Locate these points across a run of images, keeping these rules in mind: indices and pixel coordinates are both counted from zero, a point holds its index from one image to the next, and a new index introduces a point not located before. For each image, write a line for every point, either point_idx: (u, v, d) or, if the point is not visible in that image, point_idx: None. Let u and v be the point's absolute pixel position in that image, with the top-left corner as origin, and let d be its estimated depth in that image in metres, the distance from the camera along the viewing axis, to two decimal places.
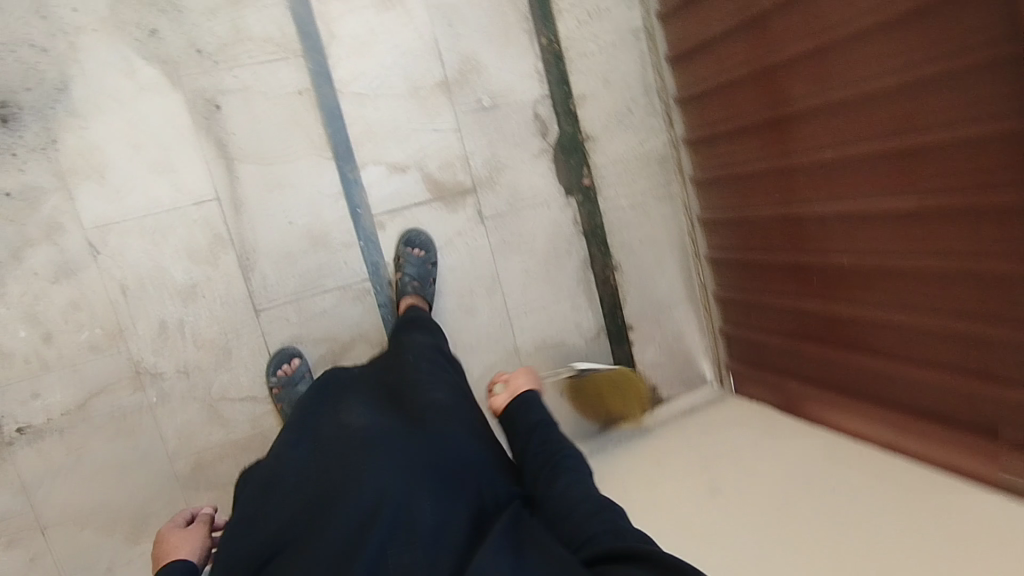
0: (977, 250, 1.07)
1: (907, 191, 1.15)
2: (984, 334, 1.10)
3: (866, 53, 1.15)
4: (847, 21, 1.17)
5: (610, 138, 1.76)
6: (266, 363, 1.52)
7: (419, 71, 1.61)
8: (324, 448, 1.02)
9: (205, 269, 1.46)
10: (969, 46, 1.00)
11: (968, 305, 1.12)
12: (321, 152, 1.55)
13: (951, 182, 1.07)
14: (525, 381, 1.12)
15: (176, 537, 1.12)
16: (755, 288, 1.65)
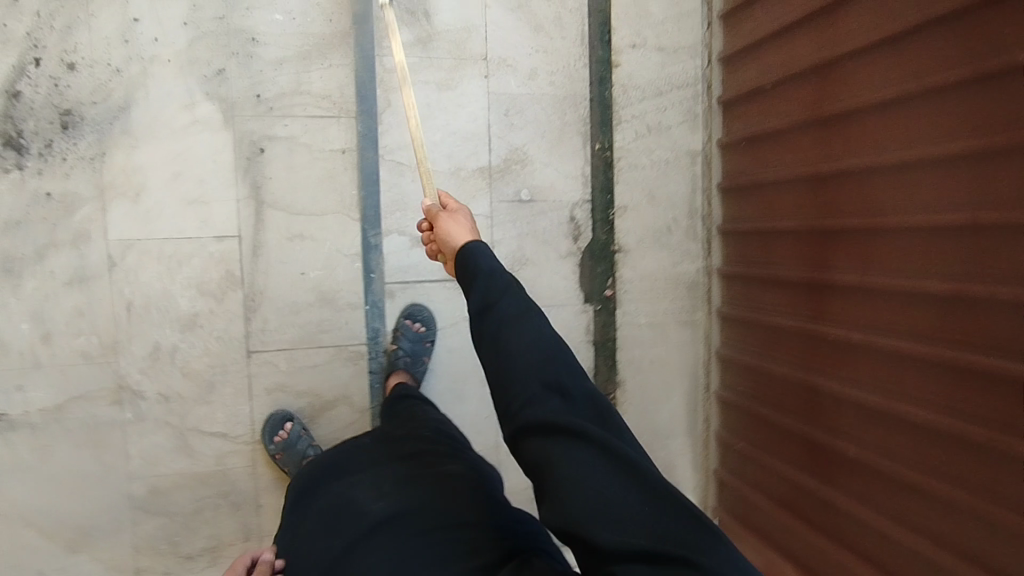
0: (989, 489, 1.11)
1: (944, 407, 1.19)
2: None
3: (918, 254, 1.22)
4: (905, 213, 1.24)
5: (642, 255, 1.80)
6: (262, 428, 1.52)
7: (464, 155, 1.65)
8: (321, 561, 0.93)
9: (209, 301, 1.49)
10: (1018, 281, 1.05)
11: (957, 542, 1.18)
12: (349, 213, 1.57)
13: (975, 412, 1.13)
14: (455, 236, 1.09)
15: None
16: (757, 442, 1.70)
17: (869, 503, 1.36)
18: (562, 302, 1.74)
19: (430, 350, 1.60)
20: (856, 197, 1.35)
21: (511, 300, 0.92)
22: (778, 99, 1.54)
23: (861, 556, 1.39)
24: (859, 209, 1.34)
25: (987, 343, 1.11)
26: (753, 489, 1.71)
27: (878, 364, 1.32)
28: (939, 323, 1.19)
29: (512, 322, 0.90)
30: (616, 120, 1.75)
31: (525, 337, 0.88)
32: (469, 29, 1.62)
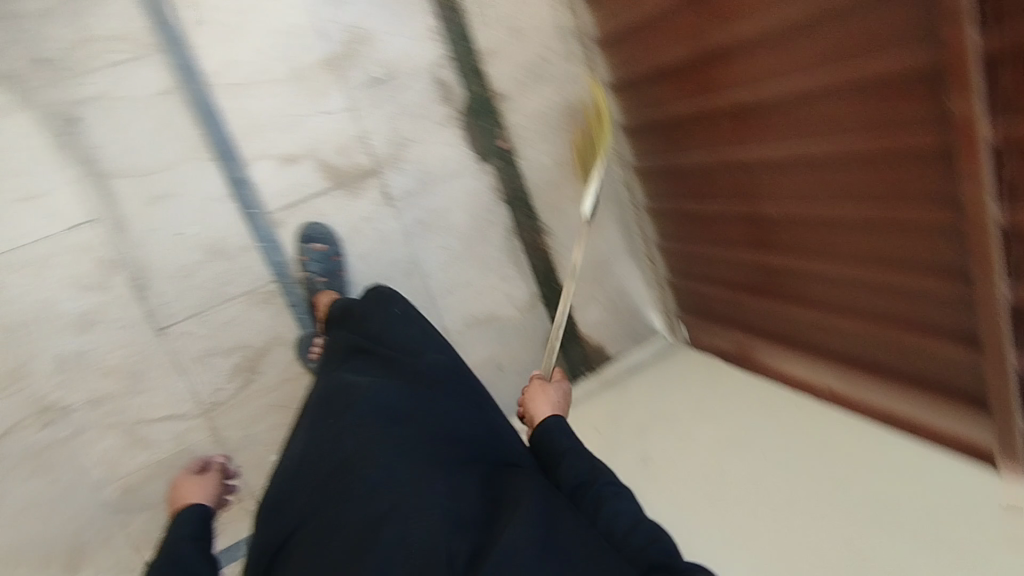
0: (905, 195, 1.06)
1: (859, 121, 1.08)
2: (913, 287, 1.11)
3: None
4: None
5: (525, 94, 1.68)
6: (296, 350, 1.56)
7: (298, 50, 1.47)
8: (320, 438, 1.03)
9: (95, 295, 1.39)
10: None
11: (889, 259, 1.14)
12: (199, 154, 1.43)
13: (889, 114, 1.03)
14: (546, 408, 1.14)
15: (197, 483, 1.27)
16: (697, 237, 1.65)
17: (810, 250, 1.30)
18: (459, 170, 1.64)
19: (343, 263, 1.54)
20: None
21: (607, 475, 1.01)
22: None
23: (814, 305, 1.36)
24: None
25: (886, 34, 0.98)
26: (706, 280, 1.70)
27: (787, 102, 1.20)
28: (835, 30, 1.05)
29: (613, 497, 0.97)
30: None
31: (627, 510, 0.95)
32: None
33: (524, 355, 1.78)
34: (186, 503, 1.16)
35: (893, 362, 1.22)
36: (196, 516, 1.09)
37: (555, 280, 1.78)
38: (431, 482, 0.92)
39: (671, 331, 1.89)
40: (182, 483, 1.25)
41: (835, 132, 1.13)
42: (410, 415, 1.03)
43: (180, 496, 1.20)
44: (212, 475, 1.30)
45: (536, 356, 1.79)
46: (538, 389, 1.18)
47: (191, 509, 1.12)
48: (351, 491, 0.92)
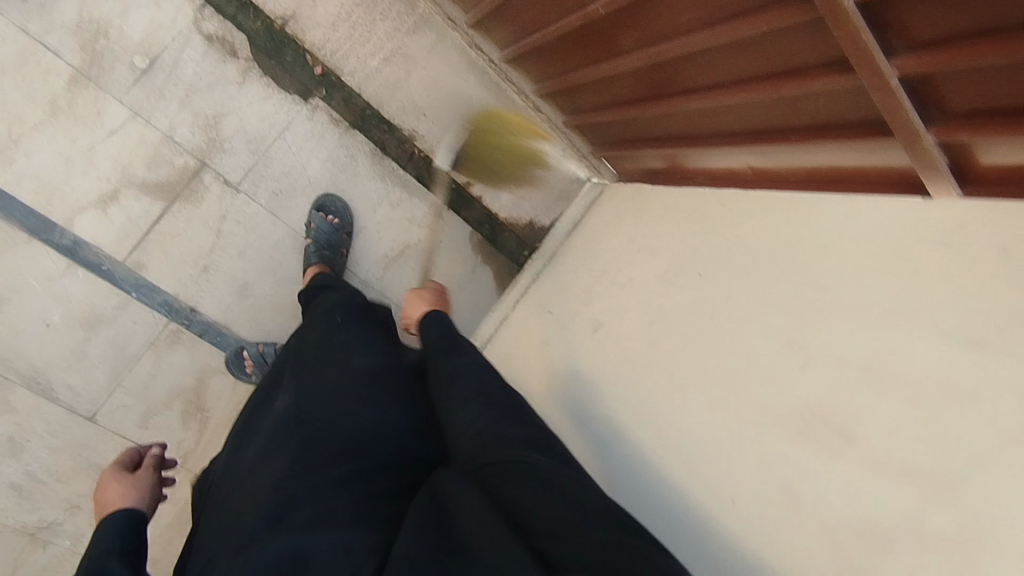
0: None
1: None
2: (773, 27, 0.89)
3: None
4: None
5: (311, 2, 1.44)
6: (230, 371, 1.49)
7: (39, 82, 1.27)
8: (239, 465, 0.95)
9: (7, 419, 1.35)
10: None
11: (740, 5, 0.93)
12: (13, 240, 1.30)
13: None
14: (421, 306, 1.16)
15: (120, 486, 1.00)
16: (564, 67, 1.44)
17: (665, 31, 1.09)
18: (287, 120, 1.46)
19: (348, 243, 1.51)
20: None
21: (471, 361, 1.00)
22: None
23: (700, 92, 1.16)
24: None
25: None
26: (596, 109, 1.50)
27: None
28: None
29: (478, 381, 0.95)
30: None
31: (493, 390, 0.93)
32: None
33: (456, 268, 1.68)
34: (117, 508, 0.94)
35: (795, 119, 1.04)
36: (125, 524, 0.91)
37: (449, 180, 1.64)
38: (332, 496, 0.83)
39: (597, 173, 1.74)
40: (101, 486, 0.99)
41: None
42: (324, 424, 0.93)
43: (107, 499, 0.97)
44: (143, 471, 1.04)
45: (469, 262, 1.69)
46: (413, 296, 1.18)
47: (116, 514, 0.92)
48: (248, 515, 0.83)
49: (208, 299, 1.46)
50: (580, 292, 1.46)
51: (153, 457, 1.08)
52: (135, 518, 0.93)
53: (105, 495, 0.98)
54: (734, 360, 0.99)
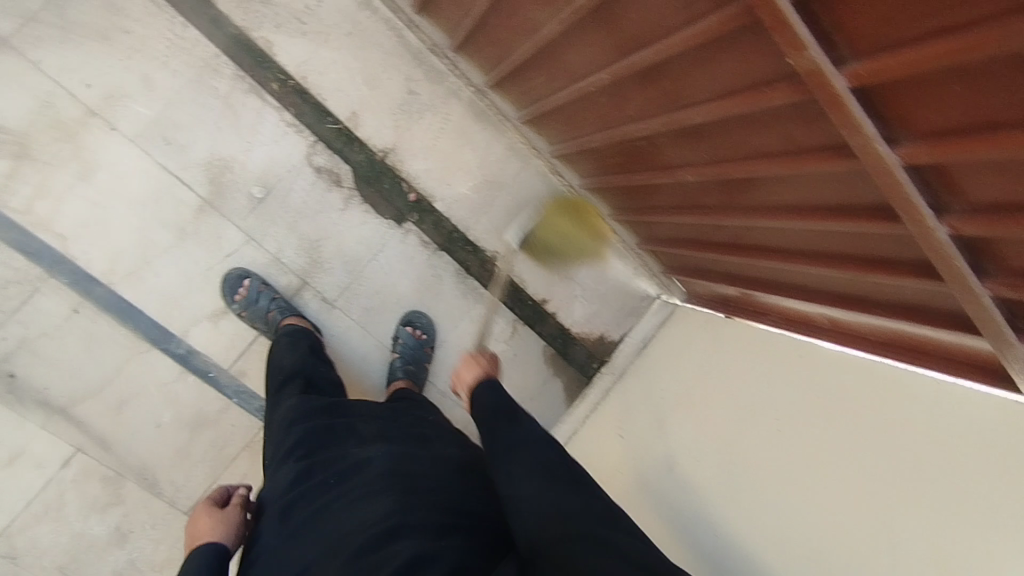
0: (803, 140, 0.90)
1: (726, 80, 0.93)
2: (856, 229, 0.95)
3: None
4: None
5: (410, 137, 1.57)
6: None
7: (172, 211, 1.43)
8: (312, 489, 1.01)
9: (116, 510, 1.47)
10: None
11: (823, 201, 0.99)
12: (137, 349, 1.44)
13: (745, 70, 0.88)
14: (472, 373, 1.19)
15: (210, 519, 1.07)
16: (643, 204, 1.51)
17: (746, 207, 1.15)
18: (382, 242, 1.58)
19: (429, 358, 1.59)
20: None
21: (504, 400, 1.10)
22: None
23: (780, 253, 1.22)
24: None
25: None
26: (673, 243, 1.56)
27: (655, 72, 1.04)
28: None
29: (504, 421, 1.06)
30: (265, 45, 1.46)
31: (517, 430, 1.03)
32: (47, 98, 1.32)
33: (528, 382, 1.75)
34: (206, 540, 1.01)
35: (880, 291, 1.08)
36: (210, 561, 0.97)
37: (527, 297, 1.72)
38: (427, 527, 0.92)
39: (666, 289, 1.78)
40: (194, 516, 1.07)
41: (715, 91, 0.96)
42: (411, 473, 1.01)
43: (196, 531, 1.04)
44: (230, 507, 1.11)
45: (541, 375, 1.75)
46: (468, 364, 1.20)
47: (202, 551, 0.99)
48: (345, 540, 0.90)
49: None
50: (652, 421, 1.51)
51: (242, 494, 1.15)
52: (218, 555, 0.99)
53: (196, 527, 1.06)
54: (823, 557, 1.03)
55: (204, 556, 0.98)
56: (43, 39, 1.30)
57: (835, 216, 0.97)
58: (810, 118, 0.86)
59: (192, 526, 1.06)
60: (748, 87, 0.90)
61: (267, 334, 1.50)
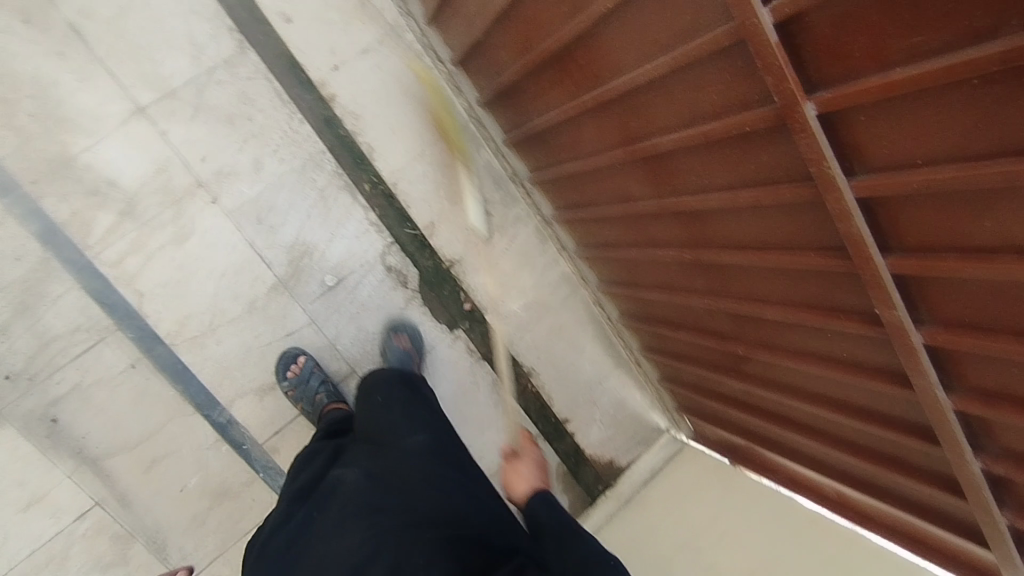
0: (861, 361, 1.04)
1: (806, 295, 1.05)
2: (891, 436, 1.09)
3: (693, 164, 1.07)
4: (670, 128, 1.06)
5: (476, 252, 1.70)
6: None
7: (247, 287, 1.49)
8: (303, 530, 1.08)
9: (117, 571, 1.44)
10: (777, 178, 0.93)
11: (861, 407, 1.13)
12: (182, 412, 1.47)
13: (827, 295, 1.00)
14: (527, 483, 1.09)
15: None
16: (677, 350, 1.66)
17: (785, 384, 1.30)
18: (432, 344, 1.68)
19: None
20: (629, 108, 1.13)
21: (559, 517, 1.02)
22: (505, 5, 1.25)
23: (803, 430, 1.36)
24: (637, 117, 1.13)
25: (808, 231, 0.95)
26: (695, 390, 1.71)
27: (729, 269, 1.19)
28: (761, 214, 1.01)
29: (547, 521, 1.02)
30: (368, 150, 1.58)
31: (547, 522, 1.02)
32: (163, 164, 1.40)
33: None
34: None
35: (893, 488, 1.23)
36: None
37: (551, 414, 1.82)
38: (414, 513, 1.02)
39: (675, 425, 1.93)
40: None
41: (786, 303, 1.10)
42: (377, 500, 1.04)
43: None
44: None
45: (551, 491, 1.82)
46: (511, 467, 1.11)
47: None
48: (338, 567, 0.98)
49: None
50: (658, 546, 1.57)
51: None
52: None
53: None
54: None
55: None
56: (175, 112, 1.40)
57: (874, 421, 1.11)
58: (875, 347, 0.99)
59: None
60: (824, 309, 1.03)
61: (308, 414, 1.51)
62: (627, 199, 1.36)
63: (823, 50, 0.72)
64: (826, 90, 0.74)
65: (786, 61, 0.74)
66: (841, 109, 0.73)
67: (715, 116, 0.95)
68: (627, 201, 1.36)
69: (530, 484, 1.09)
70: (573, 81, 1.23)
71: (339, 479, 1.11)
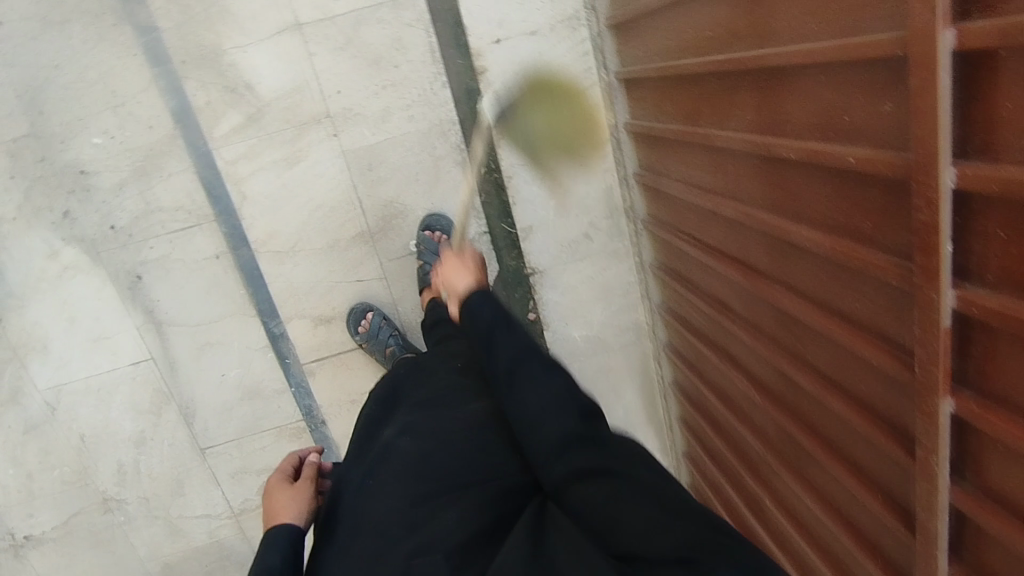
0: None
1: (858, 517, 0.96)
2: None
3: (803, 336, 0.97)
4: (797, 289, 0.95)
5: (561, 270, 1.65)
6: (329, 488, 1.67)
7: (338, 224, 1.52)
8: (348, 494, 0.92)
9: (149, 418, 1.61)
10: (880, 418, 0.82)
11: None
12: (243, 312, 1.56)
13: (875, 534, 0.93)
14: (462, 279, 1.05)
15: (283, 496, 0.97)
16: (707, 447, 1.61)
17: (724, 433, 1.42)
18: None
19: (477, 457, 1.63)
20: (767, 242, 1.00)
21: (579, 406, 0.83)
22: (685, 70, 1.11)
23: None
24: (768, 252, 1.01)
25: (889, 478, 0.85)
26: (710, 486, 1.67)
27: (792, 439, 1.10)
28: (846, 427, 0.91)
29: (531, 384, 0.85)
30: (496, 135, 1.52)
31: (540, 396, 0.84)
32: (300, 85, 1.42)
33: None
34: (281, 521, 0.91)
35: None
36: (286, 541, 0.88)
37: None
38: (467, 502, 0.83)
39: None
40: (268, 491, 0.97)
41: (829, 508, 1.03)
42: (433, 475, 0.86)
43: (273, 507, 0.94)
44: (302, 481, 0.99)
45: None
46: (449, 262, 1.07)
47: (279, 534, 0.89)
48: (369, 545, 0.82)
49: (339, 420, 1.69)
50: None
51: (314, 464, 1.03)
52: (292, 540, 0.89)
53: (269, 503, 0.96)
54: None
55: (280, 529, 0.89)
56: (327, 38, 1.40)
57: None
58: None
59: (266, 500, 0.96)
60: (866, 542, 0.95)
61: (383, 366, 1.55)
62: (724, 304, 1.26)
63: (995, 361, 0.62)
64: (980, 396, 0.64)
65: (944, 350, 0.64)
66: (979, 424, 0.65)
67: (850, 318, 0.84)
68: (725, 307, 1.26)
69: (466, 276, 1.05)
70: (727, 176, 1.09)
71: (393, 443, 0.93)
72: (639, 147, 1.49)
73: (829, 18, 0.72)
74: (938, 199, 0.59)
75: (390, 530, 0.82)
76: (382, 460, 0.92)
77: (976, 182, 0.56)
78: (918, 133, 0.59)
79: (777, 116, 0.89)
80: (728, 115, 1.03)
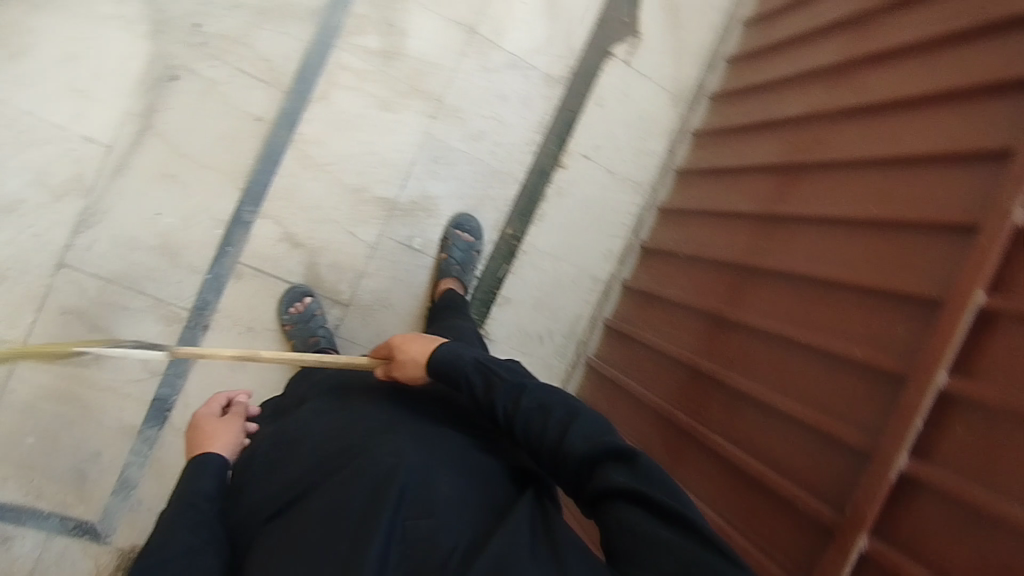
0: None
1: None
2: None
3: (716, 477, 1.19)
4: (732, 438, 1.18)
5: (505, 351, 1.73)
6: (280, 300, 1.53)
7: (376, 178, 1.57)
8: (321, 436, 0.96)
9: (41, 195, 1.37)
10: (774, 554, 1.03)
11: None
12: (233, 181, 1.48)
13: None
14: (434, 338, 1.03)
15: (215, 428, 1.06)
16: None
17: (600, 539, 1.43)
18: None
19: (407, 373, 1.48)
20: (722, 397, 1.25)
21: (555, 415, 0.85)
22: (716, 257, 1.45)
23: None
24: (720, 410, 1.24)
25: None
26: None
27: None
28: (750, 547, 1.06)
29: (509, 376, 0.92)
30: (537, 214, 1.72)
31: (534, 391, 0.89)
32: (437, 65, 1.59)
33: None
34: (212, 452, 1.00)
35: None
36: (215, 468, 0.97)
37: None
38: (474, 463, 0.90)
39: None
40: (200, 424, 1.07)
41: None
42: (405, 430, 0.92)
43: (205, 440, 1.02)
44: (229, 420, 1.09)
45: None
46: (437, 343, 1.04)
47: (209, 461, 0.97)
48: (316, 517, 0.82)
49: (219, 338, 1.51)
50: None
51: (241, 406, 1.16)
52: (224, 472, 0.98)
53: (198, 432, 1.05)
54: None
55: (209, 456, 0.98)
56: (481, 55, 1.62)
57: None
58: None
59: (195, 434, 1.05)
60: None
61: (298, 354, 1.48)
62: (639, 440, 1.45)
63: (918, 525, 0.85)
64: (893, 548, 0.86)
65: (882, 496, 0.88)
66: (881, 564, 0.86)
67: (788, 473, 1.06)
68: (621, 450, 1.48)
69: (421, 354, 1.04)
70: (711, 343, 1.35)
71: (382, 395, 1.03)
72: (625, 298, 1.76)
73: (877, 261, 1.06)
74: (927, 389, 0.87)
75: (334, 502, 0.83)
76: (372, 408, 1.00)
77: (960, 389, 0.85)
78: (936, 343, 0.88)
79: (784, 314, 1.20)
80: (739, 301, 1.33)
